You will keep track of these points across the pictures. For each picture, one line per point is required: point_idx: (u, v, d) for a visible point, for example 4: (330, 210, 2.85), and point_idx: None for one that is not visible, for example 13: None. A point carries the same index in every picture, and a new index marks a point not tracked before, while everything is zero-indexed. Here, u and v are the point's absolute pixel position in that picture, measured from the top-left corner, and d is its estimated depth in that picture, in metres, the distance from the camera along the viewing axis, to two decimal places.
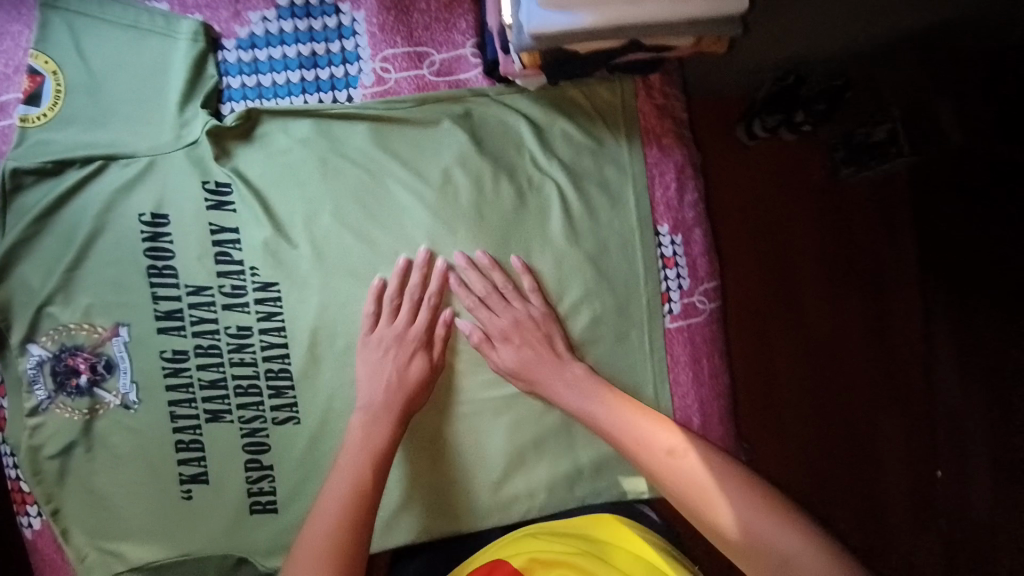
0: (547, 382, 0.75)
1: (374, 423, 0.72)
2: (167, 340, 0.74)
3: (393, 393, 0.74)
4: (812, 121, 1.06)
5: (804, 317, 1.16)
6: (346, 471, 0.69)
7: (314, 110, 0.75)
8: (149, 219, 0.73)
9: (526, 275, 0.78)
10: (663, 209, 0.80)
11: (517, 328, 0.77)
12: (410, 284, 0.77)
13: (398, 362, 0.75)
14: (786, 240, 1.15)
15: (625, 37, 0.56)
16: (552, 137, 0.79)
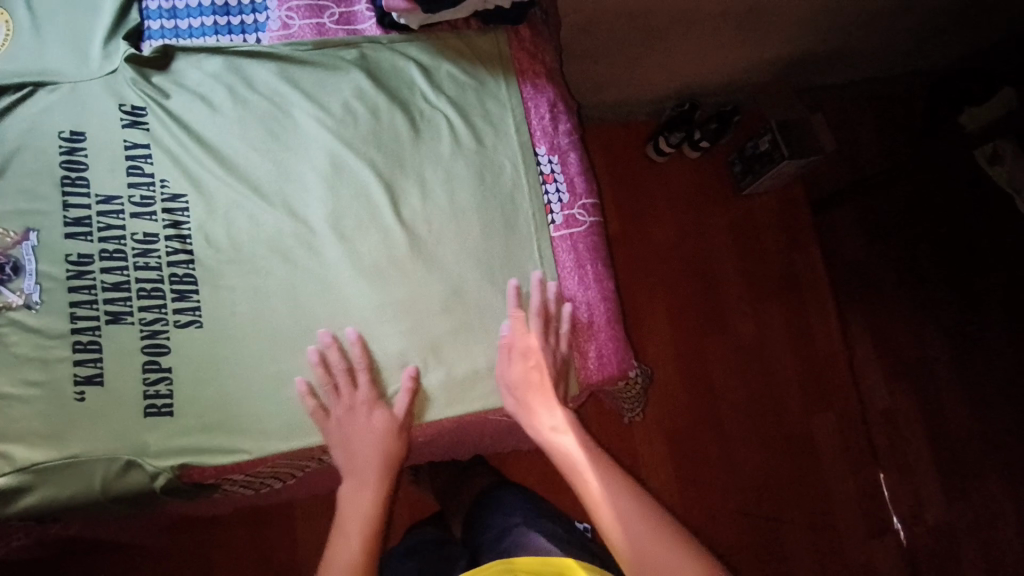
0: (535, 410, 0.81)
1: (361, 484, 0.79)
2: (74, 245, 0.78)
3: (363, 450, 0.79)
4: (707, 138, 1.53)
5: (729, 323, 1.52)
6: (352, 528, 0.76)
7: (223, 48, 0.86)
8: (67, 136, 0.80)
9: (569, 324, 0.85)
10: (539, 134, 0.91)
11: (534, 357, 0.82)
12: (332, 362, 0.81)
13: (364, 421, 0.80)
14: (712, 266, 1.55)
15: None
16: (439, 77, 0.91)
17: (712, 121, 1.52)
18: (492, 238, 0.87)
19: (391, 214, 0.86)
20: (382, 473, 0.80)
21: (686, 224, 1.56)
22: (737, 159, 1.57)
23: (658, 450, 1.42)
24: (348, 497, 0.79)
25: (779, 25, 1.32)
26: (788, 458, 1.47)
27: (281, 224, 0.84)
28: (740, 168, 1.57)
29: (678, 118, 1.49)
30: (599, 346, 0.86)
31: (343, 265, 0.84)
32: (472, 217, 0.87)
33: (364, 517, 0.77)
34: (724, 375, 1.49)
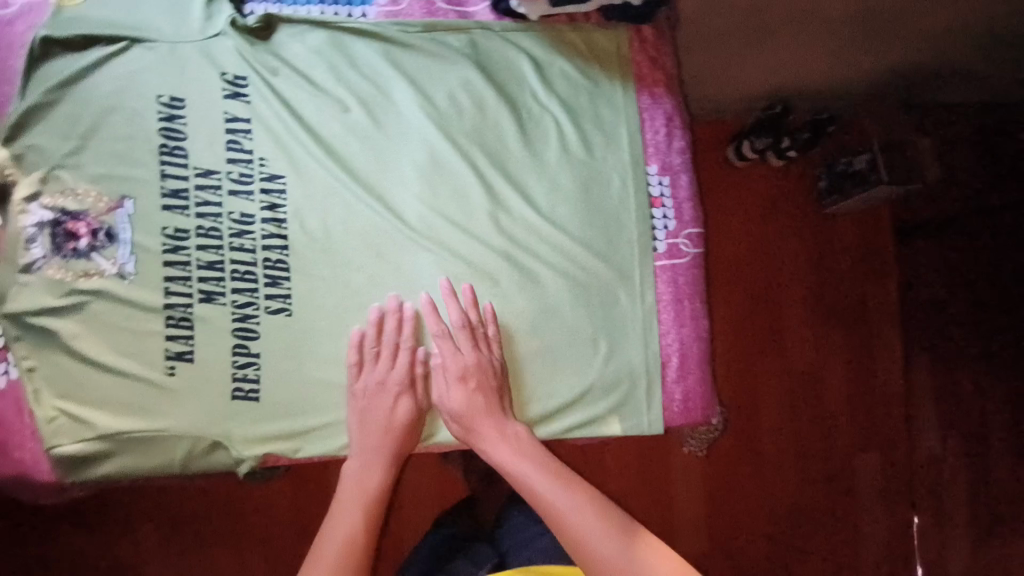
0: (483, 430, 0.80)
1: (369, 467, 0.80)
2: (170, 218, 0.77)
3: (380, 433, 0.79)
4: (795, 146, 1.41)
5: (785, 344, 1.47)
6: (353, 498, 0.79)
7: (329, 22, 0.81)
8: (165, 102, 0.76)
9: (494, 325, 0.82)
10: (652, 150, 0.86)
11: (469, 374, 0.81)
12: (386, 328, 0.80)
13: (388, 406, 0.80)
14: (778, 283, 1.48)
15: None
16: (552, 73, 0.85)
17: (805, 128, 1.39)
18: (591, 252, 0.85)
19: (488, 221, 0.83)
20: (393, 460, 0.80)
21: (780, 240, 1.49)
22: (824, 174, 1.48)
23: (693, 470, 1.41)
24: (358, 470, 0.80)
25: (915, 41, 1.16)
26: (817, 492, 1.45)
27: (371, 216, 0.81)
28: (826, 184, 1.47)
29: (766, 122, 1.38)
30: (687, 389, 0.86)
31: (431, 269, 0.82)
32: (573, 233, 0.85)
33: (366, 499, 0.79)
34: (780, 397, 1.46)
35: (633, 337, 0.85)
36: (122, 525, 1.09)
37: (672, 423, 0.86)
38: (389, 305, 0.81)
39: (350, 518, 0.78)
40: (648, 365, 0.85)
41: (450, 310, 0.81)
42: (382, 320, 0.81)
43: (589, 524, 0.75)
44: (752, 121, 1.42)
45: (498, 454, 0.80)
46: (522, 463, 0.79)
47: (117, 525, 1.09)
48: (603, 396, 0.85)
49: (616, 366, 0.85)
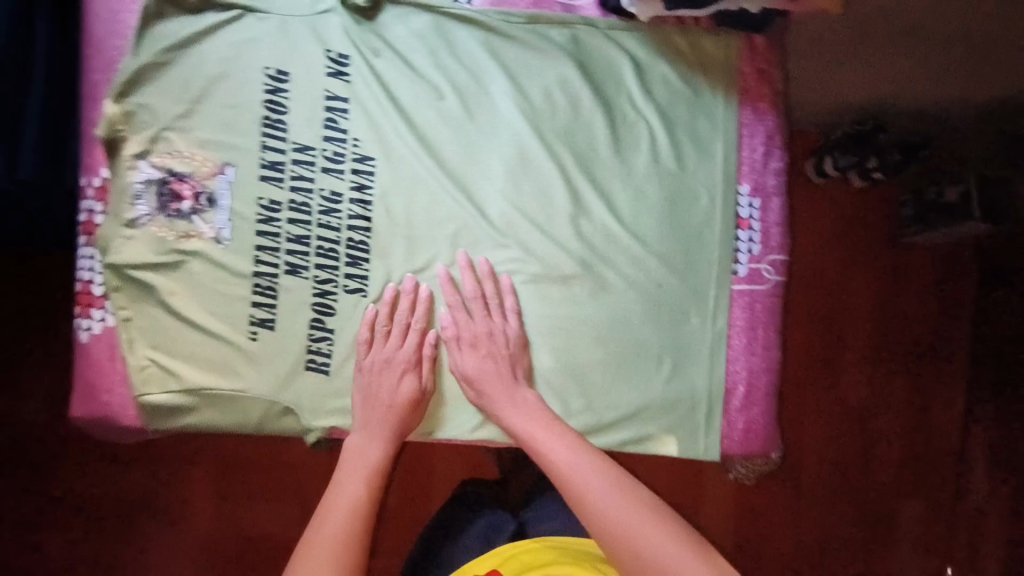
0: (497, 398, 0.80)
1: (369, 440, 0.79)
2: (266, 189, 0.79)
3: (384, 409, 0.79)
4: (883, 169, 1.21)
5: (847, 378, 1.36)
6: (360, 470, 0.77)
7: (435, 7, 0.80)
8: (272, 75, 0.78)
9: (512, 296, 0.83)
10: (747, 169, 0.84)
11: (484, 342, 0.81)
12: (399, 306, 0.81)
13: (392, 383, 0.80)
14: (849, 315, 1.36)
15: None
16: (653, 78, 0.83)
17: (900, 149, 1.17)
18: (667, 264, 0.85)
19: (568, 225, 0.83)
20: (393, 434, 0.79)
21: (847, 260, 1.36)
22: (911, 202, 1.30)
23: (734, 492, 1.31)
24: (359, 443, 0.79)
25: None
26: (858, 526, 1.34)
27: (452, 205, 0.82)
28: (910, 213, 1.30)
29: (856, 140, 1.19)
30: (749, 419, 0.86)
31: (506, 266, 0.83)
32: (651, 246, 0.84)
33: (366, 472, 0.76)
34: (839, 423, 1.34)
35: (700, 358, 0.85)
36: (171, 459, 1.16)
37: (730, 452, 0.86)
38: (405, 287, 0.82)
39: (355, 486, 0.75)
40: (710, 390, 0.85)
41: (468, 279, 0.82)
42: (398, 300, 0.82)
43: (597, 481, 0.72)
44: (836, 135, 1.23)
45: (511, 419, 0.79)
46: (533, 426, 0.78)
47: (172, 459, 1.16)
48: (660, 415, 0.86)
49: (677, 386, 0.85)
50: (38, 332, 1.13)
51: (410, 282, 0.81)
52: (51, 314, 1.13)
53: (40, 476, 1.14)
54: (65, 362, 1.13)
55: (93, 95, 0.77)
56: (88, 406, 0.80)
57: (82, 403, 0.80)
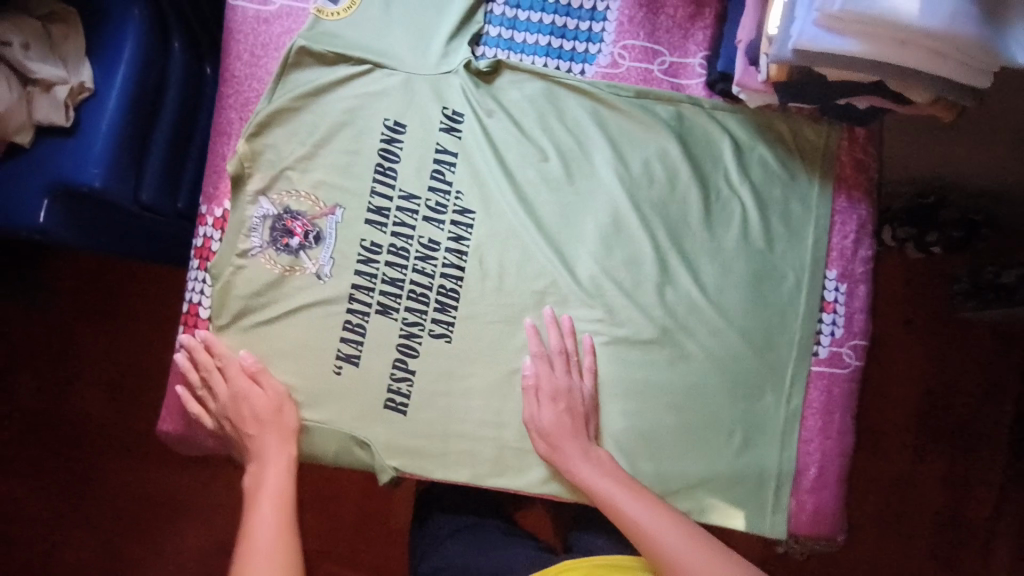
0: (571, 453, 0.80)
1: (264, 470, 0.78)
2: (370, 232, 0.83)
3: (260, 436, 0.80)
4: (944, 244, 1.16)
5: (924, 471, 1.23)
6: (267, 502, 0.76)
7: (549, 75, 0.84)
8: (389, 125, 0.83)
9: (590, 356, 0.84)
10: (836, 255, 0.86)
11: (562, 397, 0.81)
12: (199, 358, 0.81)
13: (243, 404, 0.80)
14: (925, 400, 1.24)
15: (875, 74, 0.66)
16: (751, 158, 0.85)
17: (959, 226, 1.15)
18: (748, 337, 0.85)
19: (654, 294, 0.85)
20: (282, 453, 0.79)
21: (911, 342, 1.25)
22: (965, 278, 1.22)
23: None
24: (257, 476, 0.79)
25: None
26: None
27: (542, 262, 0.84)
28: (963, 288, 1.22)
29: (915, 211, 1.17)
30: (818, 502, 0.86)
31: (587, 327, 0.85)
32: (734, 321, 0.85)
33: (277, 503, 0.76)
34: (904, 513, 1.22)
35: (770, 437, 0.85)
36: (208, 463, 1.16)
37: (795, 530, 0.86)
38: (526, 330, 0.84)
39: (265, 521, 0.74)
40: (780, 471, 0.85)
41: (553, 335, 0.83)
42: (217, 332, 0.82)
43: (678, 543, 0.71)
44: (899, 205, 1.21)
45: (584, 476, 0.78)
46: (606, 483, 0.77)
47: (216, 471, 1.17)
48: (727, 488, 0.85)
49: (746, 461, 0.85)
50: (111, 328, 1.18)
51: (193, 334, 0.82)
52: (125, 313, 1.18)
53: (87, 468, 1.16)
54: (130, 360, 1.17)
55: (225, 131, 0.83)
56: (178, 420, 0.86)
57: (172, 416, 0.87)
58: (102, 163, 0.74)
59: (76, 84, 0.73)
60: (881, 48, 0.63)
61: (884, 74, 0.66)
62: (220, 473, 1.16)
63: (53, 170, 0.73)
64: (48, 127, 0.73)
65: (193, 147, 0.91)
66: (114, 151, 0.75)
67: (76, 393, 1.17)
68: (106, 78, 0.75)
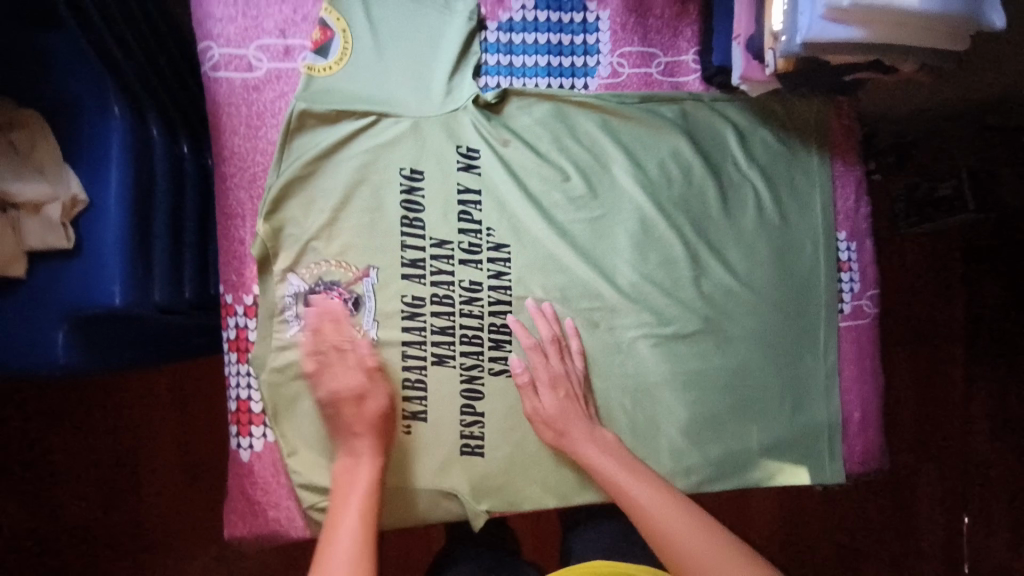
0: (577, 436, 0.79)
1: (354, 466, 0.73)
2: (409, 286, 0.81)
3: (359, 432, 0.74)
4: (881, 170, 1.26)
5: (933, 391, 1.30)
6: (355, 502, 0.69)
7: (556, 95, 0.84)
8: (406, 174, 0.80)
9: (578, 339, 0.84)
10: (843, 217, 0.93)
11: (560, 384, 0.81)
12: (319, 340, 0.75)
13: (353, 402, 0.74)
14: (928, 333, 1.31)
15: (874, 54, 0.70)
16: (754, 140, 0.90)
17: (891, 151, 1.24)
18: (783, 308, 0.90)
19: (691, 287, 0.87)
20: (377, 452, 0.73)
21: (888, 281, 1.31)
22: (903, 197, 1.26)
23: (813, 519, 1.29)
24: (346, 470, 0.73)
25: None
26: (946, 520, 1.30)
27: (582, 277, 0.84)
28: (903, 207, 1.26)
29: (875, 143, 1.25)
30: (866, 442, 0.93)
31: (633, 331, 0.86)
32: (769, 297, 0.89)
33: (364, 501, 0.69)
34: (918, 432, 1.31)
35: (818, 393, 0.91)
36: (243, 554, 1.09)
37: (852, 473, 0.93)
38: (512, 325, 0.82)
39: (351, 523, 0.67)
40: (830, 422, 0.91)
41: (540, 325, 0.82)
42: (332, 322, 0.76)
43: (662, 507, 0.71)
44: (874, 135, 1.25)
45: (592, 457, 0.78)
46: (604, 459, 0.77)
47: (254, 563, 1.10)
48: (790, 450, 0.90)
49: (801, 422, 0.90)
50: (103, 438, 1.09)
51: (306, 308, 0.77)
52: (119, 418, 1.09)
53: None
54: (132, 465, 1.09)
55: (235, 213, 0.78)
56: (251, 523, 0.80)
57: (243, 521, 0.80)
58: (122, 280, 0.68)
59: (66, 197, 0.67)
60: (881, 31, 0.65)
61: (885, 53, 0.69)
62: (257, 561, 1.10)
63: (69, 298, 0.68)
64: (45, 251, 0.67)
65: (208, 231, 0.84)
66: (129, 261, 0.69)
67: (80, 515, 1.07)
68: (97, 185, 0.69)
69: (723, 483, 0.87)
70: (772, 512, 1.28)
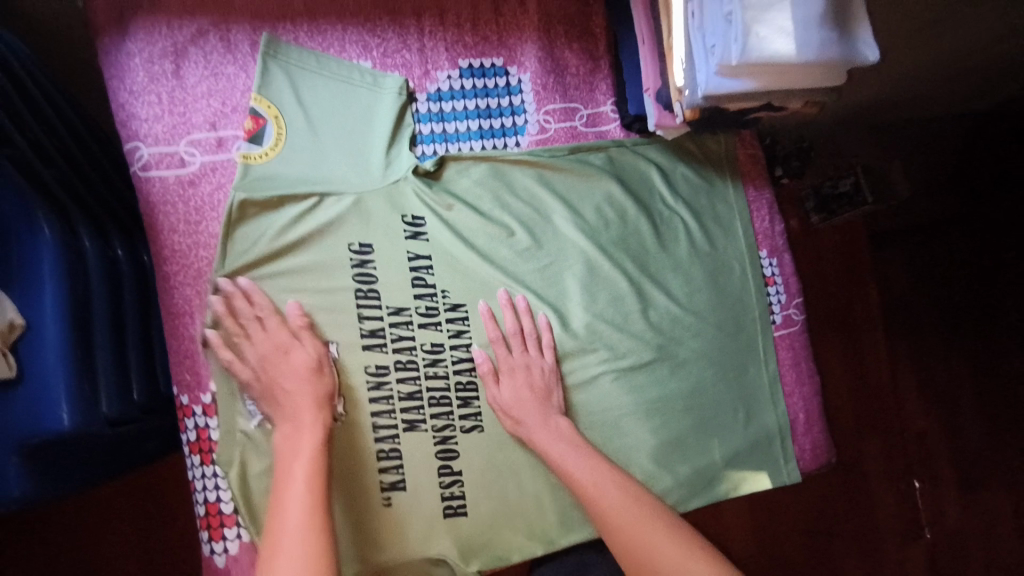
0: (532, 424, 0.82)
1: (295, 432, 0.71)
2: (370, 357, 0.81)
3: (292, 394, 0.73)
4: (790, 176, 1.23)
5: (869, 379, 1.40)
6: (299, 468, 0.68)
7: (490, 156, 0.88)
8: (355, 249, 0.81)
9: (548, 334, 0.87)
10: (763, 237, 1.02)
11: (520, 375, 0.84)
12: (239, 311, 0.74)
13: (284, 363, 0.74)
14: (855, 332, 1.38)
15: (765, 98, 0.78)
16: (676, 178, 0.98)
17: (794, 157, 1.22)
18: (725, 326, 0.97)
19: (641, 320, 0.93)
20: (318, 413, 0.72)
21: (813, 279, 1.36)
22: (811, 195, 1.31)
23: (780, 516, 1.36)
24: (286, 439, 0.71)
25: (895, 84, 1.17)
26: (894, 492, 1.42)
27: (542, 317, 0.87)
28: (814, 205, 1.31)
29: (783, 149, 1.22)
30: (814, 439, 1.02)
31: (596, 368, 0.90)
32: (710, 318, 0.96)
33: (307, 465, 0.68)
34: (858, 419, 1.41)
35: (766, 401, 0.98)
36: None
37: (806, 469, 1.02)
38: (479, 314, 0.85)
39: (299, 491, 0.65)
40: (780, 426, 0.99)
41: (509, 317, 0.85)
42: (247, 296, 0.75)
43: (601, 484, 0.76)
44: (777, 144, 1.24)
45: (543, 442, 0.80)
46: (560, 446, 0.80)
47: None
48: (750, 458, 0.96)
49: (754, 430, 0.97)
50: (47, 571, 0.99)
51: (228, 285, 0.74)
52: (63, 545, 1.00)
53: None
54: None
55: (184, 311, 0.76)
56: None
57: None
58: (69, 401, 0.65)
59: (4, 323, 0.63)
60: (770, 80, 0.73)
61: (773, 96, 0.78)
62: None
63: (11, 429, 0.63)
64: None
65: (152, 327, 0.83)
66: (74, 381, 0.66)
67: None
68: (30, 305, 0.66)
69: (696, 500, 0.93)
70: (743, 516, 1.35)
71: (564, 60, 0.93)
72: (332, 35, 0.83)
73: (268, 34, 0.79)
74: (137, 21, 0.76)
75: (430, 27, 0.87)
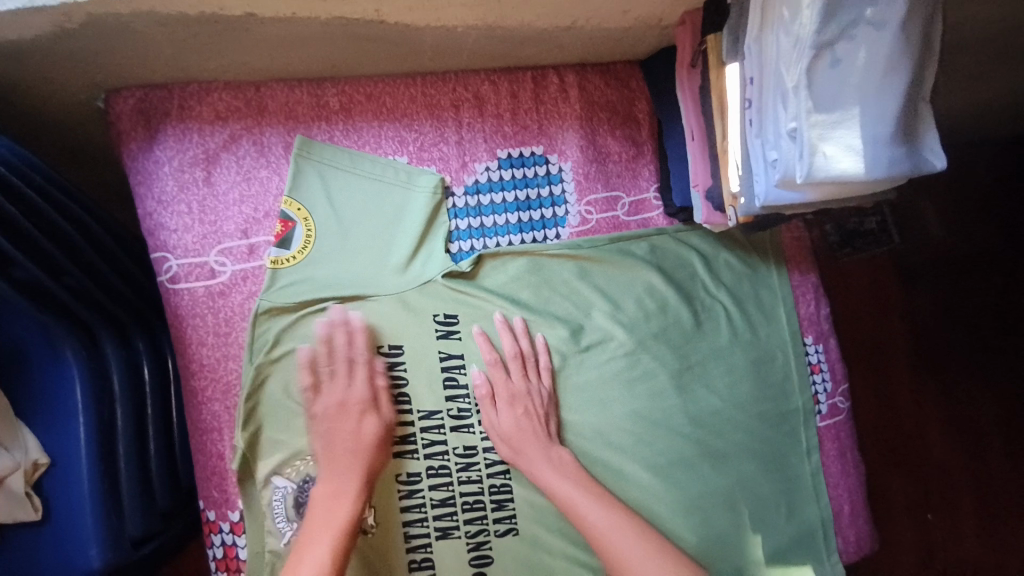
0: (532, 456, 0.78)
1: (335, 494, 0.69)
2: (402, 464, 0.78)
3: (346, 455, 0.71)
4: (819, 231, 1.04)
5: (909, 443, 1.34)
6: (324, 538, 0.66)
7: (529, 250, 0.85)
8: (386, 351, 0.78)
9: (547, 355, 0.82)
10: (808, 323, 0.99)
11: (520, 401, 0.79)
12: (335, 350, 0.74)
13: (351, 424, 0.72)
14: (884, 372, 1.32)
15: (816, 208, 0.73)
16: (718, 265, 0.94)
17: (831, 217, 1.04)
18: (767, 418, 0.93)
19: (682, 415, 0.89)
20: (365, 485, 0.70)
21: (849, 340, 1.33)
22: (834, 229, 1.32)
23: None
24: (322, 499, 0.69)
25: None
26: None
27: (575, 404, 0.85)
28: (837, 238, 1.32)
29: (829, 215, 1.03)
30: (858, 531, 0.99)
31: (636, 466, 0.86)
32: (752, 412, 0.93)
33: (332, 539, 0.66)
34: None
35: (810, 495, 0.95)
36: None
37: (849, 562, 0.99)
38: (475, 339, 0.80)
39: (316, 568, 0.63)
40: (824, 520, 0.95)
41: (507, 339, 0.80)
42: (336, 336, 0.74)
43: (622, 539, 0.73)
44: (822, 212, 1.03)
45: (544, 476, 0.77)
46: (566, 483, 0.77)
47: None
48: (794, 554, 0.92)
49: (798, 526, 0.93)
50: None
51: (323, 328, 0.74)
52: None
53: None
54: None
55: (216, 427, 0.75)
56: None
57: None
58: (96, 541, 0.66)
59: (27, 464, 0.65)
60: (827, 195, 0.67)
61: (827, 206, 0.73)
62: None
63: (44, 564, 0.66)
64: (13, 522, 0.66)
65: (178, 432, 0.79)
66: (100, 516, 0.66)
67: None
68: (54, 438, 0.67)
69: None
70: None
71: (606, 147, 0.89)
72: (367, 132, 0.81)
73: (302, 136, 0.77)
74: (166, 126, 0.74)
75: (469, 118, 0.84)
